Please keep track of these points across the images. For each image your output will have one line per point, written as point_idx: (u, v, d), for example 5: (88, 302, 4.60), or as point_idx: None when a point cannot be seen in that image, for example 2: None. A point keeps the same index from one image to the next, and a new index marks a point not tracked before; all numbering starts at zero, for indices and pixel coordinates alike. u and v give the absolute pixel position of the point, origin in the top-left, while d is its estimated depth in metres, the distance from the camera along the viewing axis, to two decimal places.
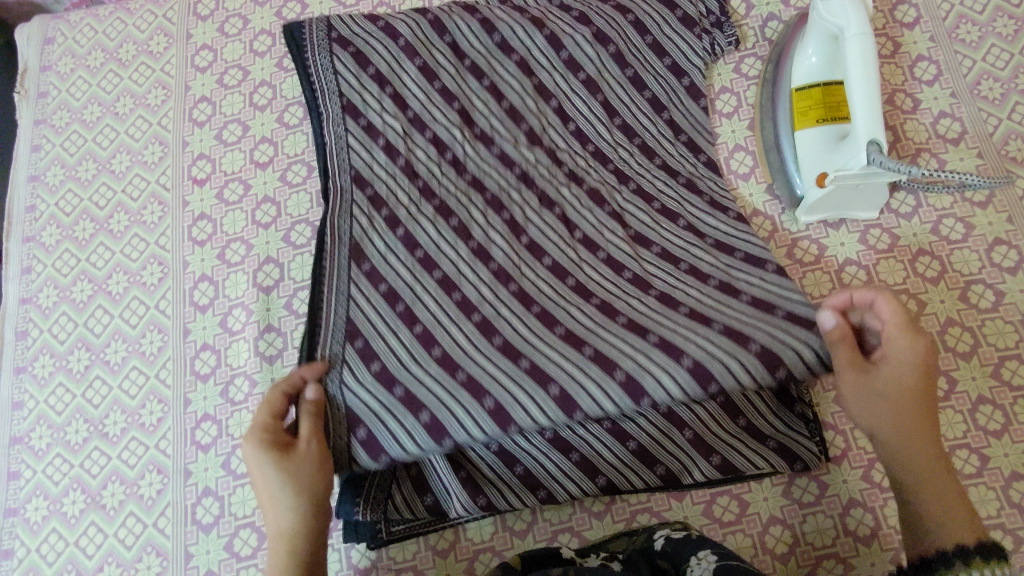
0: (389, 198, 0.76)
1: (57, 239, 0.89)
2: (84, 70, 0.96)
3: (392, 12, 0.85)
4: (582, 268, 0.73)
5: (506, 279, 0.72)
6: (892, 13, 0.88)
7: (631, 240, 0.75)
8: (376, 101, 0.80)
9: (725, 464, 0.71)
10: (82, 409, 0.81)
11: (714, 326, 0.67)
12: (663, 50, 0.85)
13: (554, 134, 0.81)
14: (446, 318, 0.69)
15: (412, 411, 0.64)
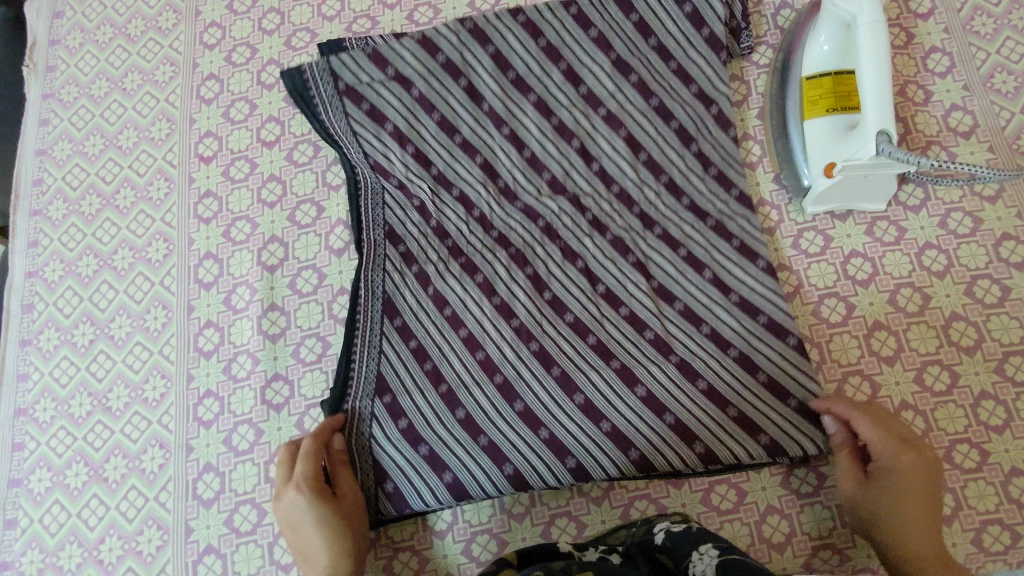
0: (420, 253, 0.78)
1: (63, 213, 0.89)
2: (92, 45, 0.96)
3: (399, 54, 0.83)
4: (605, 325, 0.74)
5: (529, 339, 0.74)
6: (906, 4, 0.87)
7: (655, 293, 0.75)
8: (399, 158, 0.80)
9: (710, 454, 0.69)
10: (86, 382, 0.81)
11: (729, 411, 0.71)
12: (689, 77, 0.81)
13: (576, 177, 0.80)
14: (471, 379, 0.73)
15: (438, 472, 0.70)
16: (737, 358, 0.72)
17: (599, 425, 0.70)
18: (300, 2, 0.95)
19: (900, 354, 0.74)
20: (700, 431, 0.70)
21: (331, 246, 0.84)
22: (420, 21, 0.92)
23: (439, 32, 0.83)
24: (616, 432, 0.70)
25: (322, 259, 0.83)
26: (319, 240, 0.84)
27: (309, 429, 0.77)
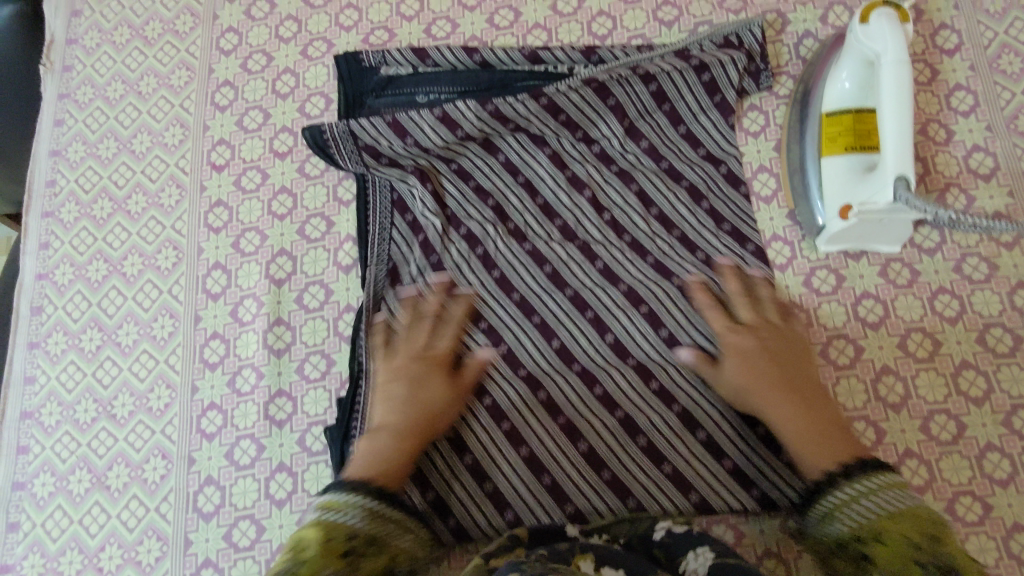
0: (425, 296, 0.80)
1: (74, 216, 0.89)
2: (109, 46, 0.96)
3: (420, 126, 0.81)
4: (611, 375, 0.76)
5: (536, 385, 0.76)
6: (933, 38, 0.86)
7: (663, 343, 0.77)
8: (419, 199, 0.83)
9: (703, 504, 0.72)
10: (92, 388, 0.82)
11: (725, 464, 0.72)
12: (697, 140, 0.83)
13: (588, 226, 0.82)
14: (478, 422, 0.75)
15: (442, 518, 0.73)
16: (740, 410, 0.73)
17: (599, 474, 0.73)
18: (319, 11, 0.94)
19: (907, 400, 0.73)
20: (697, 482, 0.72)
21: (339, 262, 0.84)
22: (437, 35, 0.92)
23: (460, 109, 0.80)
24: (615, 481, 0.73)
25: (330, 275, 0.83)
26: (328, 256, 0.84)
27: (310, 446, 0.77)
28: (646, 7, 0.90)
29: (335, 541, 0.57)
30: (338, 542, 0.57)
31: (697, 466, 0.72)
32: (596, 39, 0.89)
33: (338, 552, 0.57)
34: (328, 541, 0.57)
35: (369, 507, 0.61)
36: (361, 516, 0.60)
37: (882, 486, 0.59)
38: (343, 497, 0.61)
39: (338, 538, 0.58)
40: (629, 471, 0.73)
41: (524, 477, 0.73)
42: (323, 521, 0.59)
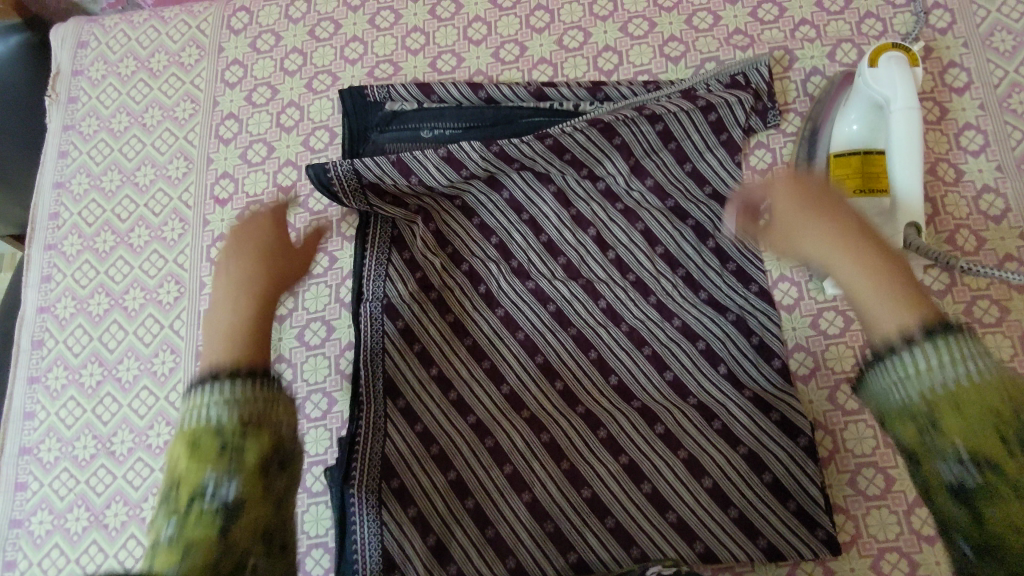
0: (422, 333, 0.81)
1: (77, 249, 0.89)
2: (115, 77, 0.96)
3: (424, 166, 0.80)
4: (615, 418, 0.75)
5: (539, 428, 0.76)
6: (942, 77, 0.85)
7: (667, 386, 0.77)
8: (421, 236, 0.84)
9: (708, 553, 0.70)
10: (91, 425, 0.81)
11: (730, 511, 0.71)
12: (703, 178, 0.82)
13: (592, 263, 0.82)
14: (480, 465, 0.75)
15: (442, 564, 0.71)
16: (746, 456, 0.72)
17: (602, 520, 0.72)
18: (324, 43, 0.94)
19: None
20: (702, 530, 0.71)
21: (342, 299, 0.84)
22: (442, 69, 0.92)
23: (465, 149, 0.80)
24: (618, 528, 0.71)
25: (332, 311, 0.83)
26: (330, 291, 0.84)
27: (310, 486, 0.77)
28: (652, 43, 0.89)
29: (205, 443, 0.46)
30: (208, 443, 0.46)
31: (702, 514, 0.71)
32: (602, 75, 0.89)
33: (216, 453, 0.46)
34: (196, 448, 0.46)
35: (232, 390, 0.49)
36: (222, 402, 0.48)
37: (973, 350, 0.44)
38: (195, 394, 0.49)
39: (208, 442, 0.46)
40: (632, 518, 0.72)
41: (525, 522, 0.72)
42: (185, 428, 0.48)
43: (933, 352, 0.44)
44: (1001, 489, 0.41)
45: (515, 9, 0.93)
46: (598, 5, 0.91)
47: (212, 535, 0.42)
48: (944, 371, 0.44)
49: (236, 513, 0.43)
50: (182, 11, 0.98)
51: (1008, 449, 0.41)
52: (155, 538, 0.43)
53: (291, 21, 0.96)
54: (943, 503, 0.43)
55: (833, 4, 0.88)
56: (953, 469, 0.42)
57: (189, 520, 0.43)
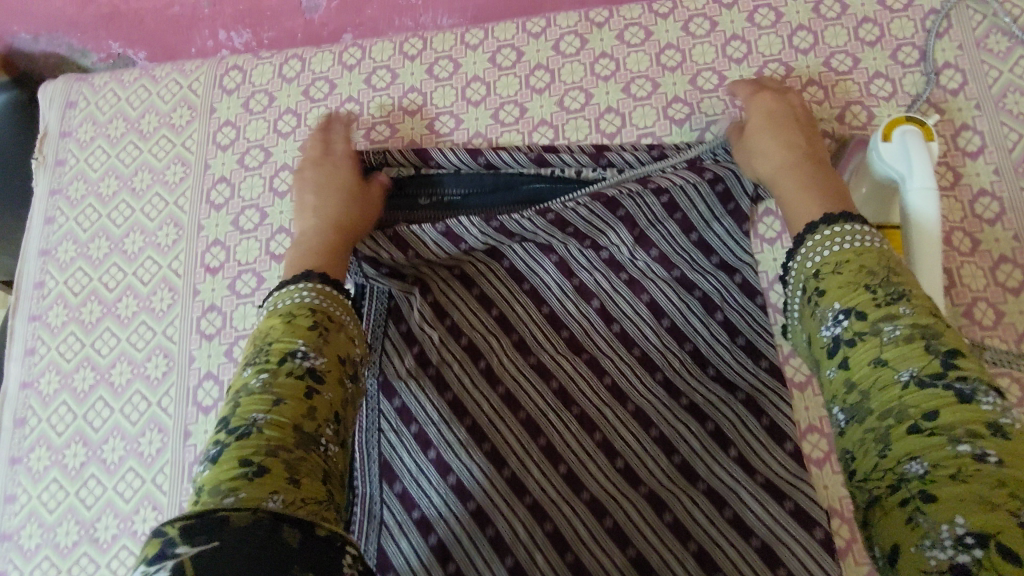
0: (418, 412, 0.78)
1: (63, 320, 0.86)
2: (103, 139, 0.94)
3: (421, 240, 0.79)
4: (621, 505, 0.72)
5: (542, 516, 0.72)
6: (956, 139, 0.81)
7: (676, 471, 0.73)
8: (418, 309, 0.82)
9: None
10: (74, 509, 0.78)
11: None
12: (709, 248, 0.80)
13: (597, 337, 0.80)
14: (480, 558, 0.71)
15: None
16: (760, 549, 0.69)
17: None
18: (319, 104, 0.91)
19: None
20: None
21: None
22: (440, 131, 0.89)
23: (463, 225, 0.79)
24: None
25: None
26: None
27: None
28: (655, 104, 0.86)
29: (301, 322, 0.61)
30: (302, 320, 0.61)
31: None
32: (604, 138, 0.86)
33: (306, 329, 0.60)
34: (291, 321, 0.61)
35: (322, 289, 0.65)
36: (314, 295, 0.64)
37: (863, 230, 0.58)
38: (291, 286, 0.65)
39: (302, 316, 0.62)
40: None
41: None
42: (281, 310, 0.63)
43: (823, 236, 0.59)
44: (865, 335, 0.52)
45: (514, 68, 0.90)
46: (599, 64, 0.89)
47: (298, 393, 0.56)
48: (819, 255, 0.58)
49: (318, 377, 0.58)
50: (173, 69, 0.95)
51: (873, 301, 0.53)
52: (247, 386, 0.57)
53: (284, 80, 0.93)
54: (827, 369, 0.54)
55: (841, 63, 0.85)
56: (829, 327, 0.55)
57: (282, 375, 0.56)
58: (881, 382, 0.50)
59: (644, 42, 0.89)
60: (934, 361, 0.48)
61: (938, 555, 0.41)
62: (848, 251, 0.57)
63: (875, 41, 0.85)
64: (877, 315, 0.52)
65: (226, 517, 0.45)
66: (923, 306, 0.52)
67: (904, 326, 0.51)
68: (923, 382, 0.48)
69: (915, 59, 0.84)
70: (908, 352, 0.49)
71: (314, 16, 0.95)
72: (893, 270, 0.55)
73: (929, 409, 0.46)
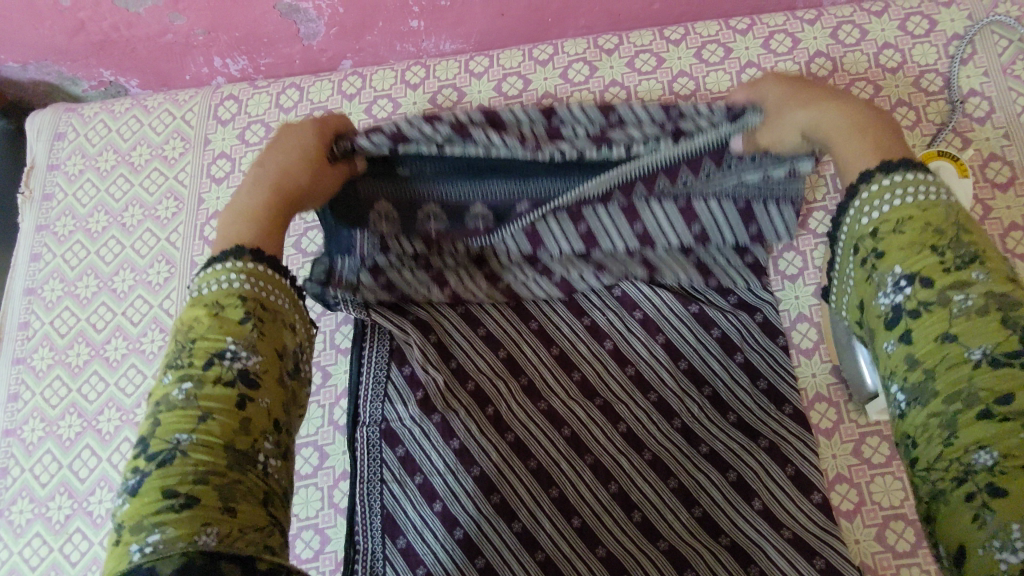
0: (422, 462, 0.73)
1: (48, 364, 0.82)
2: (93, 172, 0.90)
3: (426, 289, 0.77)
4: (640, 563, 0.68)
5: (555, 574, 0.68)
6: (983, 170, 0.77)
7: (698, 524, 0.69)
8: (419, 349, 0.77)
9: None
10: (58, 565, 0.74)
11: None
12: (726, 288, 0.78)
13: (611, 383, 0.76)
14: None
15: None
16: None
17: None
18: None
19: None
20: None
21: (335, 421, 0.80)
22: None
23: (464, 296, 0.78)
24: None
25: (326, 436, 0.79)
26: (320, 413, 0.80)
27: None
28: None
29: (229, 313, 0.50)
30: (233, 311, 0.50)
31: None
32: None
33: (237, 323, 0.49)
34: (219, 314, 0.50)
35: (253, 268, 0.53)
36: (244, 278, 0.52)
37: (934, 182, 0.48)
38: (217, 265, 0.52)
39: (233, 308, 0.50)
40: None
41: None
42: (203, 298, 0.51)
43: (876, 189, 0.50)
44: (931, 306, 0.45)
45: (521, 97, 0.87)
46: (610, 93, 0.85)
47: (228, 406, 0.46)
48: (875, 211, 0.50)
49: (251, 381, 0.48)
50: (166, 99, 0.92)
51: (941, 264, 0.46)
52: (166, 396, 0.47)
53: (280, 110, 0.89)
54: (884, 342, 0.48)
55: (862, 91, 0.82)
56: (887, 294, 0.47)
57: (208, 384, 0.47)
58: (949, 361, 0.43)
59: (656, 70, 0.85)
60: (1010, 337, 0.42)
61: (1008, 557, 0.38)
62: (911, 206, 0.48)
63: (896, 68, 0.82)
64: (946, 283, 0.45)
65: (154, 567, 0.40)
66: (998, 271, 0.45)
67: (976, 296, 0.44)
68: (997, 362, 0.42)
69: (939, 87, 0.81)
70: (980, 327, 0.43)
71: (313, 42, 0.92)
72: (963, 228, 0.47)
73: (1005, 392, 0.41)
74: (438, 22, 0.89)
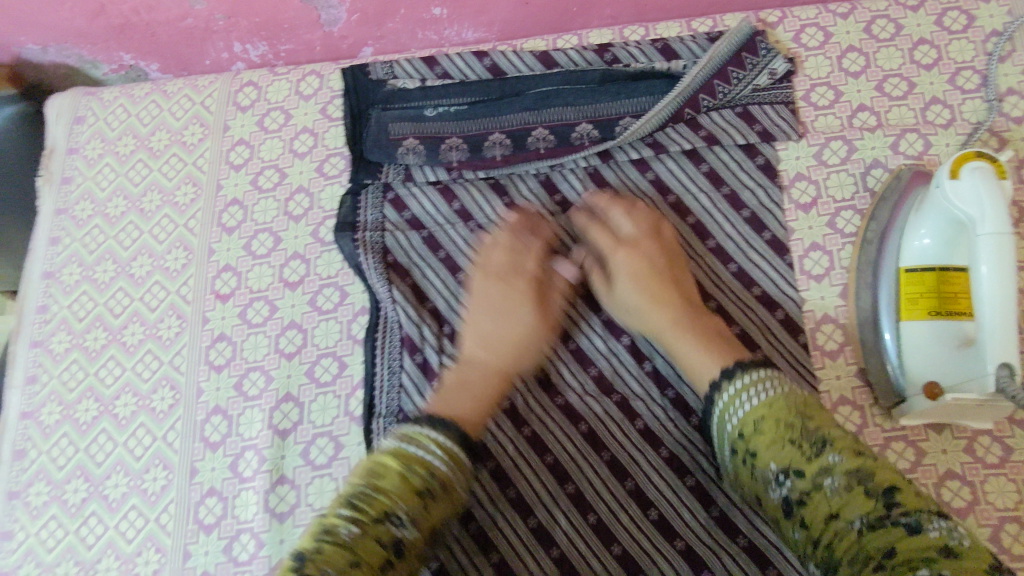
0: None
1: (65, 347, 0.82)
2: (112, 157, 0.90)
3: (453, 241, 0.80)
4: (657, 563, 0.67)
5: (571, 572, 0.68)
6: (1019, 171, 0.75)
7: (715, 523, 0.68)
8: (435, 339, 0.76)
9: None
10: (74, 548, 0.74)
11: None
12: (750, 279, 0.75)
13: (627, 377, 0.74)
14: None
15: None
16: None
17: None
18: (337, 122, 0.87)
19: None
20: None
21: (350, 412, 0.75)
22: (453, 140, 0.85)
23: None
24: None
25: (342, 426, 0.75)
26: (337, 402, 0.75)
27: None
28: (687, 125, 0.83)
29: (416, 479, 0.61)
30: (418, 478, 0.61)
31: None
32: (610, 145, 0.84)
33: (417, 494, 0.60)
34: (410, 478, 0.61)
35: (452, 449, 0.65)
36: (440, 452, 0.64)
37: (765, 380, 0.58)
38: (428, 432, 0.64)
39: (420, 475, 0.61)
40: None
41: None
42: (404, 451, 0.63)
43: (742, 384, 0.59)
44: (808, 488, 0.50)
45: None
46: None
47: (375, 561, 0.56)
48: (743, 410, 0.58)
49: (400, 548, 0.58)
50: (186, 85, 0.92)
51: (803, 455, 0.52)
52: (333, 522, 0.57)
53: (301, 98, 0.89)
54: (789, 530, 0.53)
55: (895, 88, 0.80)
56: (776, 488, 0.53)
57: (371, 532, 0.57)
58: (838, 535, 0.48)
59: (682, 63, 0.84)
60: (876, 502, 0.48)
61: None
62: (761, 404, 0.56)
63: (931, 64, 0.80)
64: (813, 471, 0.51)
65: None
66: (847, 449, 0.51)
67: (839, 475, 0.49)
68: (874, 525, 0.47)
69: (976, 84, 0.78)
70: (854, 499, 0.48)
71: (334, 29, 0.91)
72: (806, 415, 0.54)
73: (886, 550, 0.45)
74: (461, 10, 0.88)
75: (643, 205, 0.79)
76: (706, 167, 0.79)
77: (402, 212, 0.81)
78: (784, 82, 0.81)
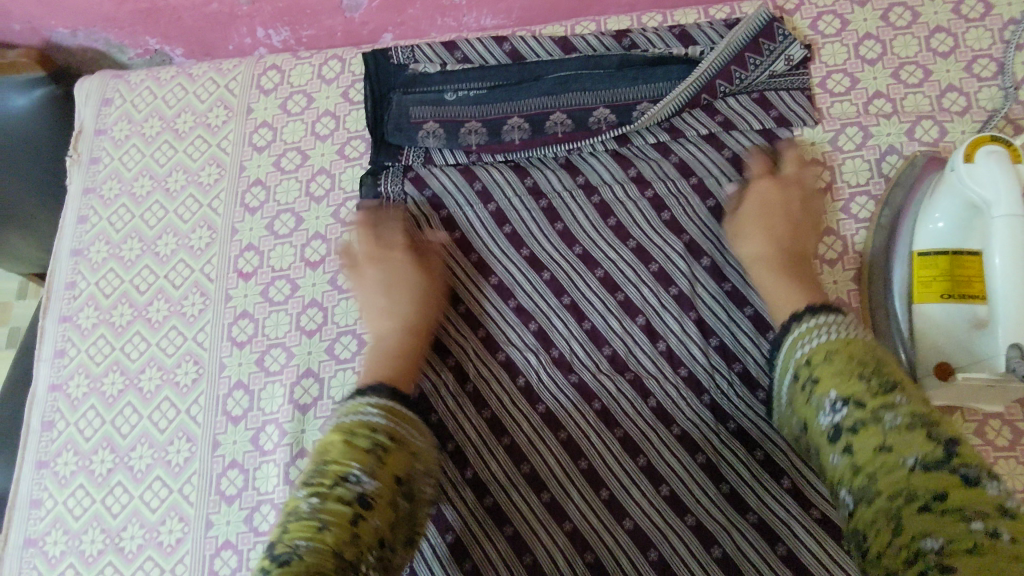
0: (456, 430, 0.74)
1: (93, 322, 0.84)
2: (138, 138, 0.92)
3: (471, 223, 0.81)
4: (667, 538, 0.68)
5: (584, 546, 0.69)
6: None
7: (724, 500, 0.69)
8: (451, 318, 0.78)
9: None
10: (100, 516, 0.76)
11: None
12: None
13: (641, 355, 0.75)
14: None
15: None
16: None
17: None
18: (357, 106, 0.89)
19: None
20: None
21: None
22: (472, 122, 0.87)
23: (496, 257, 0.80)
24: None
25: None
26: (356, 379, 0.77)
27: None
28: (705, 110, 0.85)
29: (359, 441, 0.56)
30: (362, 438, 0.56)
31: None
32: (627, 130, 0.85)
33: (364, 451, 0.55)
34: (354, 440, 0.56)
35: (389, 404, 0.61)
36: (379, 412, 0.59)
37: (839, 320, 0.58)
38: (358, 399, 0.61)
39: (363, 434, 0.57)
40: None
41: None
42: (344, 424, 0.58)
43: (808, 326, 0.60)
44: (865, 422, 0.51)
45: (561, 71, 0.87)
46: None
47: (344, 520, 0.51)
48: (809, 346, 0.58)
49: (367, 503, 0.53)
50: (210, 68, 0.94)
51: (869, 391, 0.52)
52: (296, 507, 0.53)
53: (323, 82, 0.91)
54: (829, 456, 0.53)
55: (911, 76, 0.80)
56: (827, 415, 0.54)
57: (330, 500, 0.52)
58: (886, 467, 0.48)
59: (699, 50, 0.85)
60: (936, 448, 0.47)
61: None
62: (837, 340, 0.57)
63: (948, 52, 0.80)
64: (876, 405, 0.51)
65: None
66: (914, 396, 0.52)
67: (902, 415, 0.50)
68: (929, 466, 0.47)
69: (992, 72, 0.79)
70: (909, 439, 0.48)
71: (355, 14, 0.92)
72: (883, 362, 0.55)
73: (936, 491, 0.45)
74: None
75: (663, 186, 0.79)
76: (727, 151, 0.80)
77: (422, 191, 0.83)
78: (799, 68, 0.82)
